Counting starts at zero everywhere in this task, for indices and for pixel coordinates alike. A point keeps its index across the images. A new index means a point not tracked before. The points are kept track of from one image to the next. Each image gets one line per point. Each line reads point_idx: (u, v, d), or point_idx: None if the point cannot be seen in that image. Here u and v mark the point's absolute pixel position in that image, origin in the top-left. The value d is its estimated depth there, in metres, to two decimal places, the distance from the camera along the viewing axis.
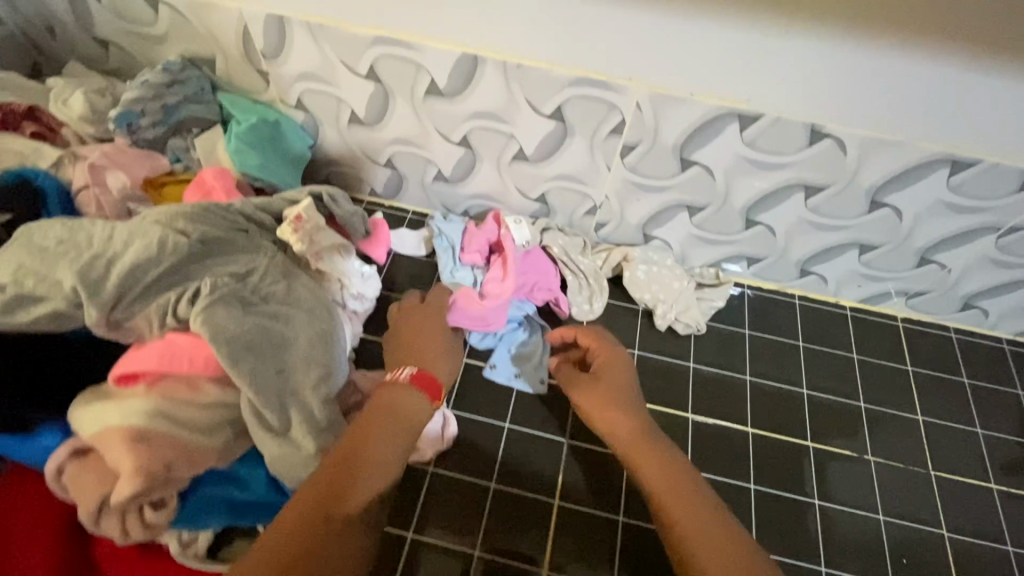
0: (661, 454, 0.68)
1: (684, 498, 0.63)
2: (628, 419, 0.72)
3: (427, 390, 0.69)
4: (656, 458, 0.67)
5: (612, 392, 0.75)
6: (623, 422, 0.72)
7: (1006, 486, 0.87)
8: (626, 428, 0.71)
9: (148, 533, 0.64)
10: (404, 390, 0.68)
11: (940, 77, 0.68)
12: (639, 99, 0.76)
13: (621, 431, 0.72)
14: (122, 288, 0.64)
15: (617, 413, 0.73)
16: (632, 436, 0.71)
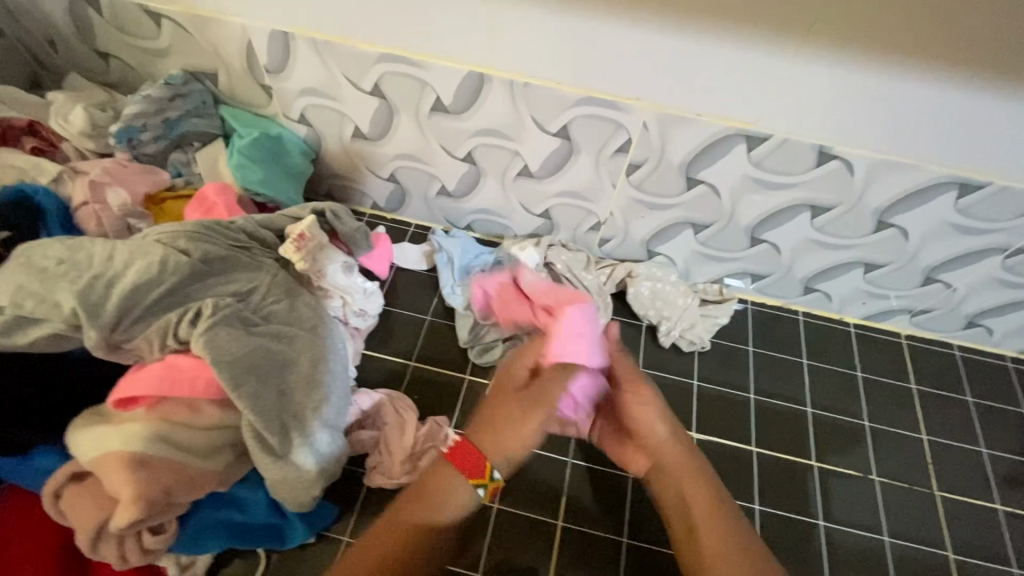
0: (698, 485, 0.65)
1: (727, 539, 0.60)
2: (667, 442, 0.69)
3: (462, 467, 0.61)
4: (693, 490, 0.65)
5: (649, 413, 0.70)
6: (665, 447, 0.69)
7: (1012, 507, 0.86)
8: (664, 454, 0.69)
9: (146, 559, 0.63)
10: (437, 465, 0.62)
11: (950, 101, 0.67)
12: (646, 119, 0.76)
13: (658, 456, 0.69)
14: (122, 310, 0.63)
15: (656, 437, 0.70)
16: (676, 464, 0.68)
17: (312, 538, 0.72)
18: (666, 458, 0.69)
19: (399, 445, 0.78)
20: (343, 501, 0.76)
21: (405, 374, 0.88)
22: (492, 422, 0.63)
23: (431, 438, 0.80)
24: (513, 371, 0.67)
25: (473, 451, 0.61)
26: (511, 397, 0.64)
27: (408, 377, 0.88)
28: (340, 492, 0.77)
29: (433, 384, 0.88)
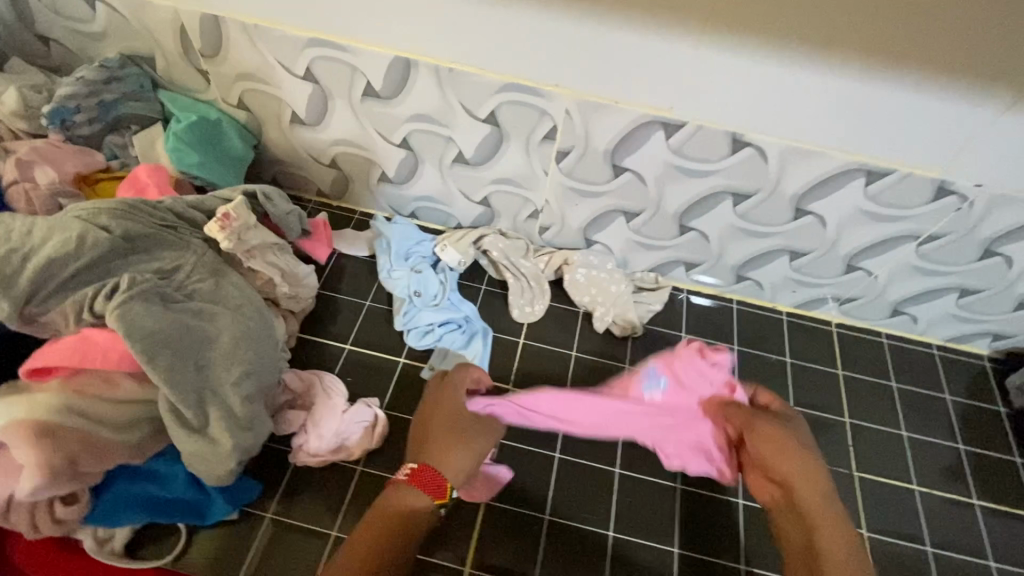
0: (838, 527, 0.65)
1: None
2: (820, 481, 0.68)
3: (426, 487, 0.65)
4: (838, 534, 0.65)
5: (798, 448, 0.70)
6: (817, 483, 0.68)
7: (927, 487, 0.89)
8: (810, 490, 0.68)
9: (60, 529, 0.65)
10: (397, 485, 0.66)
11: (854, 91, 0.69)
12: (568, 106, 0.78)
13: (801, 490, 0.68)
14: (38, 283, 0.64)
15: (803, 470, 0.69)
16: (810, 505, 0.67)
17: (234, 513, 0.75)
18: (804, 493, 0.68)
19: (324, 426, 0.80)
20: (268, 478, 0.78)
21: (340, 356, 0.90)
22: (444, 444, 0.69)
23: (358, 418, 0.81)
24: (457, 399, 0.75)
25: (434, 471, 0.66)
26: (455, 424, 0.72)
27: (343, 359, 0.90)
28: (266, 469, 0.79)
29: (368, 366, 0.90)
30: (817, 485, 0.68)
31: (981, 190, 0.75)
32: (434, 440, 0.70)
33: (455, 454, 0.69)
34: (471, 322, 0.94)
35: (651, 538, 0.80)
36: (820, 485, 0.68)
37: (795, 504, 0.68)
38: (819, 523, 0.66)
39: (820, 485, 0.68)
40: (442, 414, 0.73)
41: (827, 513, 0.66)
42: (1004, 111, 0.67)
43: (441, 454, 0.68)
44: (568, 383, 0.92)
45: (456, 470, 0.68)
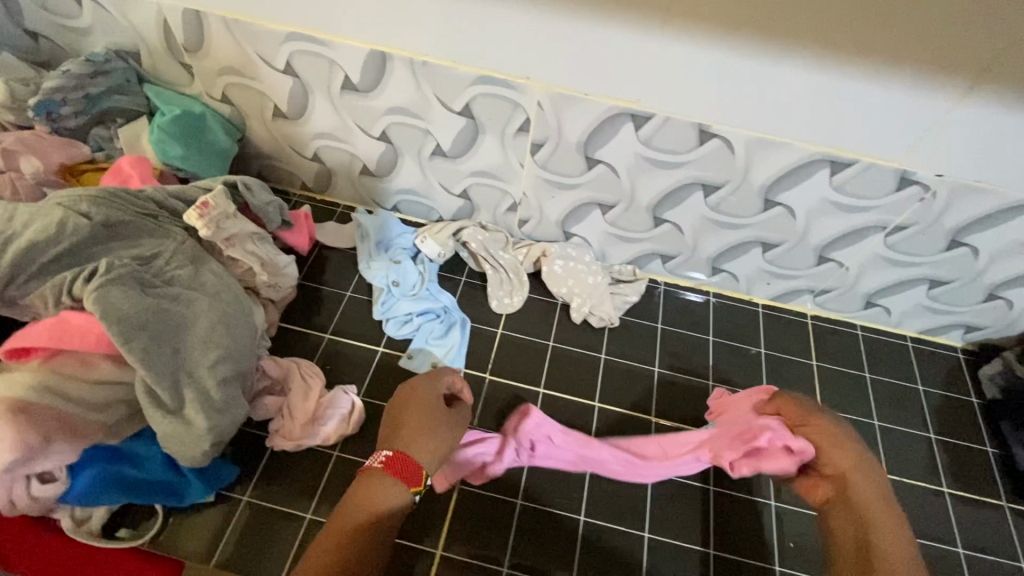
0: (892, 521, 0.64)
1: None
2: (875, 476, 0.68)
3: (404, 476, 0.68)
4: (891, 527, 0.63)
5: (852, 445, 0.71)
6: (873, 479, 0.68)
7: (897, 475, 0.91)
8: (865, 487, 0.67)
9: (36, 507, 0.67)
10: (376, 475, 0.68)
11: (815, 82, 0.70)
12: (540, 98, 0.80)
13: (852, 485, 0.68)
14: (19, 266, 0.67)
15: (854, 462, 0.70)
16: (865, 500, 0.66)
17: (210, 496, 0.76)
18: (859, 484, 0.68)
19: (301, 410, 0.82)
20: (245, 463, 0.80)
21: (319, 345, 0.92)
22: (421, 433, 0.71)
23: (334, 404, 0.84)
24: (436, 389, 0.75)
25: (408, 459, 0.68)
26: (432, 413, 0.73)
27: (322, 348, 0.92)
28: (243, 454, 0.81)
29: (346, 355, 0.91)
30: (872, 478, 0.68)
31: (943, 178, 0.76)
32: (412, 427, 0.71)
33: (433, 444, 0.70)
34: (449, 313, 0.96)
35: (623, 523, 0.81)
36: (874, 479, 0.68)
37: (848, 497, 0.68)
38: (871, 518, 0.64)
39: (874, 481, 0.68)
40: (420, 403, 0.74)
41: (881, 508, 0.65)
42: (960, 99, 0.68)
43: (416, 444, 0.70)
44: (544, 372, 0.94)
45: (431, 461, 0.70)
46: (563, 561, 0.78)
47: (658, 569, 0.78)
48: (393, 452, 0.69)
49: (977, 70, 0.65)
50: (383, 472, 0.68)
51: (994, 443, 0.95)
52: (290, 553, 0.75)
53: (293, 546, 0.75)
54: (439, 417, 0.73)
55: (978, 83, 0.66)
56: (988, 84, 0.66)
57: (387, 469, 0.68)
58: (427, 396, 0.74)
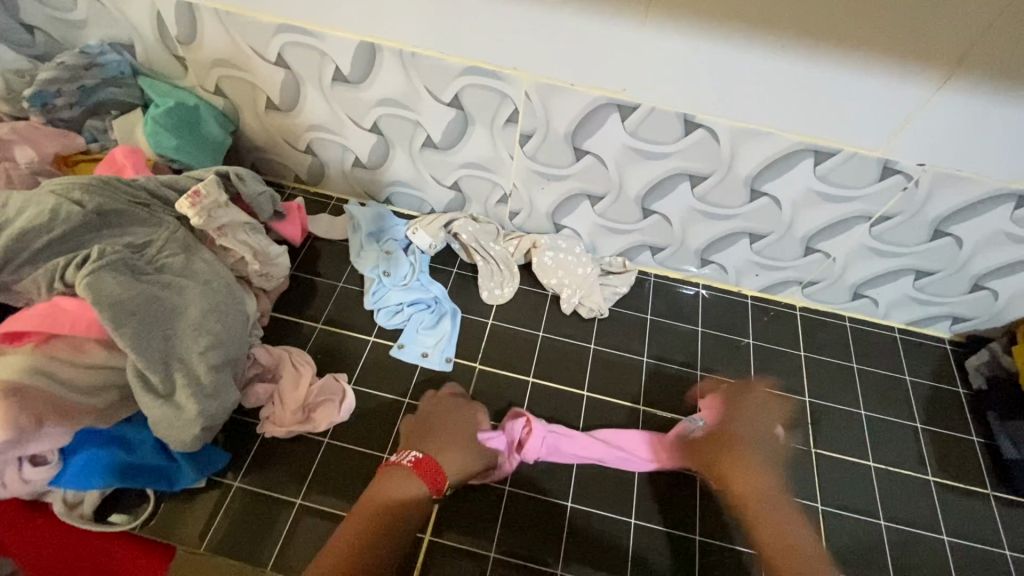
0: (775, 513, 0.76)
1: (801, 559, 0.70)
2: (755, 472, 0.80)
3: (423, 476, 0.73)
4: (772, 509, 0.76)
5: (738, 448, 0.83)
6: (751, 475, 0.80)
7: (884, 464, 0.91)
8: (746, 485, 0.79)
9: (29, 488, 0.69)
10: (401, 473, 0.73)
11: (797, 72, 0.71)
12: (527, 89, 0.81)
13: (747, 492, 0.79)
14: (12, 252, 0.68)
15: (734, 464, 0.81)
16: (741, 491, 0.79)
17: (201, 482, 0.77)
18: (746, 485, 0.79)
19: (292, 397, 0.83)
20: (236, 449, 0.81)
21: (311, 335, 0.93)
22: (445, 441, 0.79)
23: (325, 391, 0.85)
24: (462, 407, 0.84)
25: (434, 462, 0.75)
26: (453, 423, 0.81)
27: (314, 337, 0.93)
28: (234, 441, 0.82)
29: (337, 345, 0.92)
30: (748, 472, 0.80)
31: (924, 168, 0.78)
32: (436, 436, 0.79)
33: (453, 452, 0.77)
34: (440, 303, 0.97)
35: (610, 509, 0.82)
36: (756, 475, 0.80)
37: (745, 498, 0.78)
38: (757, 514, 0.76)
39: (759, 480, 0.79)
40: (447, 417, 0.82)
41: (764, 503, 0.77)
42: (939, 87, 0.69)
43: (438, 449, 0.77)
44: (533, 362, 0.95)
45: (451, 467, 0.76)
46: (550, 547, 0.79)
47: (644, 554, 0.79)
48: (419, 454, 0.75)
49: (954, 59, 0.66)
50: (405, 472, 0.73)
51: (981, 434, 0.95)
52: (279, 537, 0.75)
53: (282, 531, 0.76)
54: (464, 431, 0.81)
55: (955, 71, 0.67)
56: (965, 73, 0.67)
57: (412, 468, 0.73)
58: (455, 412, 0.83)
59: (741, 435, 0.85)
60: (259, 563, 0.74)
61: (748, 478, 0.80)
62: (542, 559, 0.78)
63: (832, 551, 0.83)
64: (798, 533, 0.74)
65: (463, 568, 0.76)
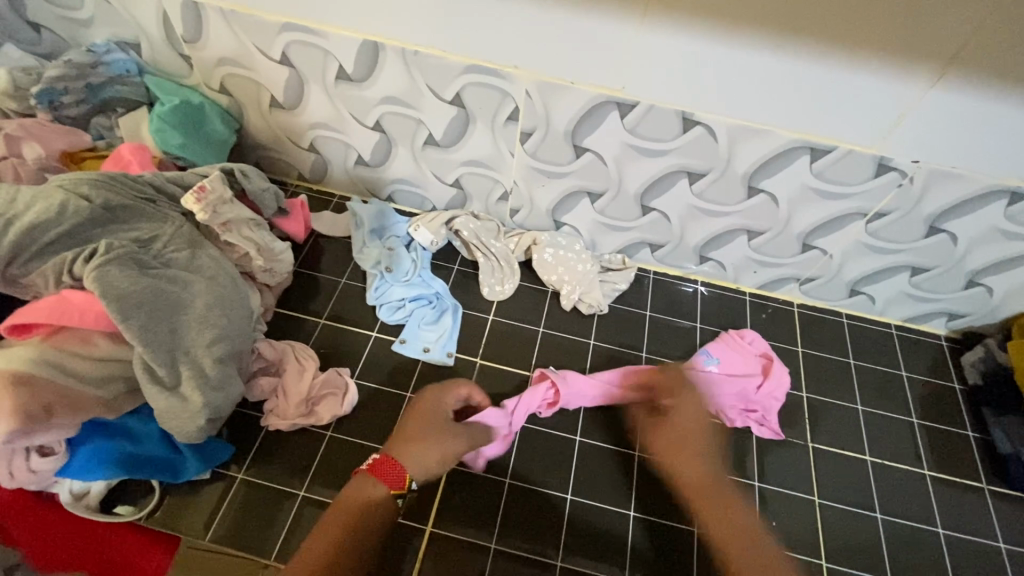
0: (724, 500, 0.68)
1: (747, 548, 0.63)
2: (698, 457, 0.71)
3: (384, 477, 0.69)
4: (719, 497, 0.68)
5: (684, 435, 0.73)
6: (694, 462, 0.71)
7: (880, 458, 0.92)
8: (692, 472, 0.71)
9: (35, 478, 0.71)
10: (362, 477, 0.70)
11: (792, 70, 0.72)
12: (528, 87, 0.82)
13: (693, 482, 0.70)
14: (21, 245, 0.69)
15: (679, 448, 0.73)
16: (691, 481, 0.70)
17: (205, 474, 0.78)
18: (690, 470, 0.71)
19: (295, 390, 0.84)
20: (240, 442, 0.82)
21: (315, 330, 0.94)
22: (407, 439, 0.73)
23: (328, 385, 0.86)
24: (433, 401, 0.77)
25: (396, 463, 0.70)
26: (433, 419, 0.75)
27: (317, 333, 0.94)
28: (238, 434, 0.83)
29: (340, 340, 0.93)
30: (691, 457, 0.71)
31: (919, 164, 0.79)
32: (403, 436, 0.73)
33: (423, 454, 0.72)
34: (441, 299, 0.98)
35: (609, 502, 0.83)
36: (700, 463, 0.71)
37: (690, 485, 0.70)
38: (706, 504, 0.68)
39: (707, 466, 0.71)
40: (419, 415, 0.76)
41: (709, 489, 0.69)
42: (932, 85, 0.70)
43: (404, 448, 0.72)
44: (533, 357, 0.95)
45: (416, 465, 0.71)
46: (550, 538, 0.80)
47: (642, 546, 0.80)
48: (379, 456, 0.70)
49: (947, 57, 0.67)
50: (367, 474, 0.69)
51: (976, 429, 0.96)
52: (283, 529, 0.77)
53: (286, 523, 0.77)
54: (433, 428, 0.75)
55: (948, 69, 0.68)
56: (958, 71, 0.68)
57: (373, 472, 0.69)
58: (435, 407, 0.77)
59: (691, 417, 0.76)
60: (263, 553, 0.75)
61: (692, 465, 0.71)
62: (542, 551, 0.79)
63: (829, 543, 0.84)
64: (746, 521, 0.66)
65: (464, 559, 0.77)
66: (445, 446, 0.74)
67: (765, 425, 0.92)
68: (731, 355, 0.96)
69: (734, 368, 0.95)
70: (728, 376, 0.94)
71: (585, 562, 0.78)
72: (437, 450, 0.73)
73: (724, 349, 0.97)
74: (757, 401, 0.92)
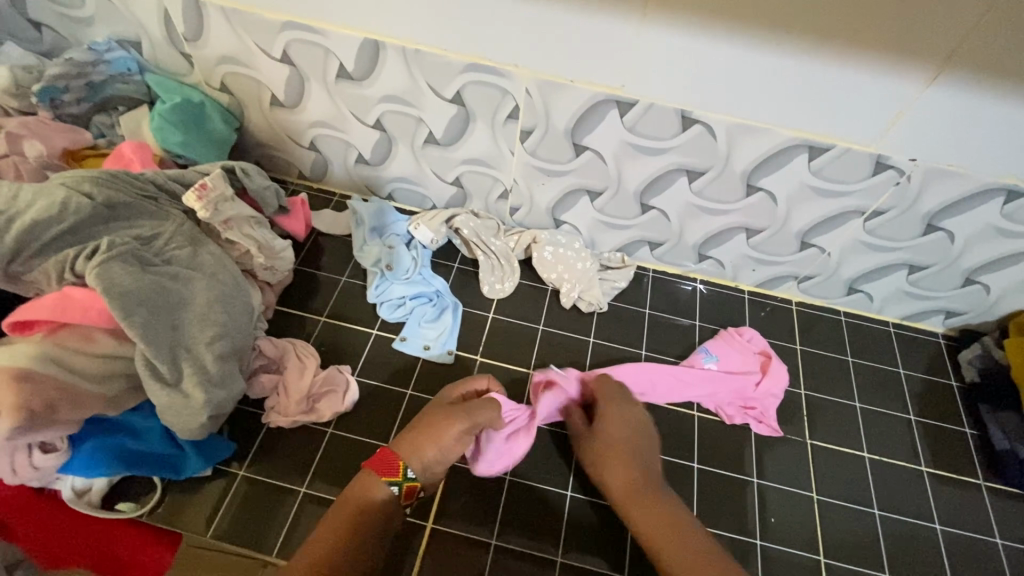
0: (650, 501, 0.74)
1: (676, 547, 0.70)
2: (623, 465, 0.77)
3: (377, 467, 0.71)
4: (647, 497, 0.74)
5: (616, 445, 0.79)
6: (621, 469, 0.77)
7: (878, 455, 0.93)
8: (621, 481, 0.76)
9: (37, 475, 0.70)
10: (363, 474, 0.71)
11: (790, 68, 0.73)
12: (528, 85, 0.82)
13: (624, 489, 0.76)
14: (23, 242, 0.69)
15: (610, 457, 0.78)
16: (622, 486, 0.76)
17: (207, 470, 0.79)
18: (620, 477, 0.76)
19: (296, 387, 0.85)
20: (241, 439, 0.82)
21: (315, 328, 0.94)
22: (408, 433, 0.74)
23: (329, 382, 0.86)
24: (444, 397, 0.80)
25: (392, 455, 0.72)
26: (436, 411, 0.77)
27: (318, 330, 0.94)
28: (240, 431, 0.83)
29: (341, 337, 0.94)
30: (621, 465, 0.77)
31: (916, 163, 0.79)
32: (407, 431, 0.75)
33: (417, 439, 0.73)
34: (442, 297, 0.98)
35: (608, 498, 0.83)
36: (630, 469, 0.77)
37: (624, 492, 0.76)
38: (636, 507, 0.74)
39: (630, 477, 0.76)
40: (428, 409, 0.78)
41: (637, 493, 0.75)
42: (929, 83, 0.71)
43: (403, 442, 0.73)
44: (533, 354, 0.96)
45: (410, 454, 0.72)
46: (550, 535, 0.80)
47: None
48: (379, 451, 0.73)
49: (944, 56, 0.68)
50: (363, 472, 0.71)
51: (973, 426, 0.96)
52: (284, 525, 0.77)
53: (287, 519, 0.77)
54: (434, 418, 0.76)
55: (945, 67, 0.69)
56: (955, 69, 0.69)
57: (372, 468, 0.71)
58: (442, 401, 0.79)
59: (620, 427, 0.80)
60: (264, 549, 0.75)
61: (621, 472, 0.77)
62: (542, 547, 0.79)
63: (827, 540, 0.85)
64: (671, 520, 0.72)
65: (465, 555, 0.78)
66: (439, 432, 0.73)
67: (764, 422, 0.93)
68: (729, 352, 0.97)
69: (733, 364, 0.96)
70: (727, 373, 0.94)
71: (585, 558, 0.79)
72: (430, 434, 0.73)
73: (723, 345, 0.98)
74: (754, 398, 0.93)
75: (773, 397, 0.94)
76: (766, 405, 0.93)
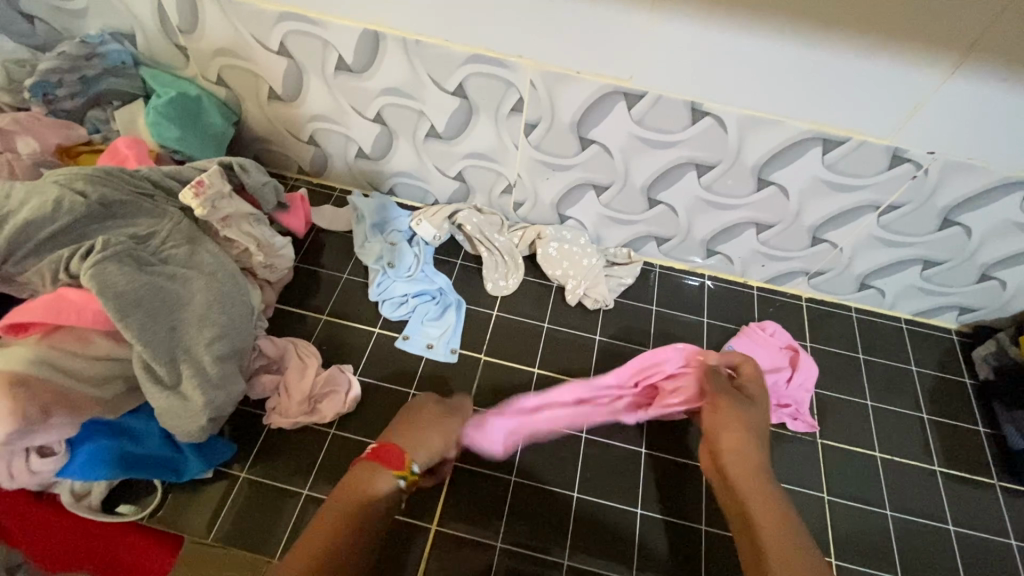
0: (762, 491, 0.68)
1: (784, 541, 0.61)
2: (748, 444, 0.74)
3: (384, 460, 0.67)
4: (761, 487, 0.69)
5: (740, 424, 0.76)
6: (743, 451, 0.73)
7: (890, 454, 0.91)
8: (740, 460, 0.72)
9: (37, 479, 0.71)
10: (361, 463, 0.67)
11: (803, 58, 0.70)
12: (532, 77, 0.80)
13: (738, 466, 0.72)
14: (16, 242, 0.68)
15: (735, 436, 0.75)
16: (738, 468, 0.71)
17: (208, 472, 0.77)
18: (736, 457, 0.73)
19: (297, 388, 0.83)
20: (242, 440, 0.81)
21: (316, 326, 0.93)
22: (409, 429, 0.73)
23: (330, 382, 0.85)
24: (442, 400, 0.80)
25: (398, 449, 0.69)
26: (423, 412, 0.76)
27: (319, 329, 0.92)
28: (240, 432, 0.82)
29: (342, 336, 0.92)
30: (745, 447, 0.73)
31: (934, 156, 0.77)
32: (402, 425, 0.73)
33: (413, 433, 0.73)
34: (445, 295, 0.97)
35: (616, 500, 0.82)
36: (753, 453, 0.73)
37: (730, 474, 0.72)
38: (747, 490, 0.68)
39: (748, 460, 0.72)
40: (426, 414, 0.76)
41: (752, 478, 0.70)
42: (950, 73, 0.68)
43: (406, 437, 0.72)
44: (538, 353, 0.94)
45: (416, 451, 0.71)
46: (556, 536, 0.79)
47: (649, 544, 0.79)
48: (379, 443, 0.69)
49: (964, 46, 0.65)
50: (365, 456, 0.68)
51: (987, 424, 0.95)
52: (287, 528, 0.76)
53: (290, 522, 0.76)
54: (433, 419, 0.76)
55: (967, 57, 0.66)
56: (976, 59, 0.66)
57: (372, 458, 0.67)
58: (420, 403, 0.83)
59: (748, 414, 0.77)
60: (266, 552, 0.74)
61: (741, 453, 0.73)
62: (550, 550, 0.78)
63: (838, 540, 0.83)
64: (780, 513, 0.65)
65: (471, 558, 0.77)
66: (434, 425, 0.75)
67: (799, 419, 0.92)
68: (757, 346, 0.95)
69: (768, 359, 0.94)
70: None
71: (593, 561, 0.78)
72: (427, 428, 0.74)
73: (748, 343, 0.95)
74: (787, 395, 0.92)
75: (806, 390, 0.93)
76: (796, 399, 0.92)
